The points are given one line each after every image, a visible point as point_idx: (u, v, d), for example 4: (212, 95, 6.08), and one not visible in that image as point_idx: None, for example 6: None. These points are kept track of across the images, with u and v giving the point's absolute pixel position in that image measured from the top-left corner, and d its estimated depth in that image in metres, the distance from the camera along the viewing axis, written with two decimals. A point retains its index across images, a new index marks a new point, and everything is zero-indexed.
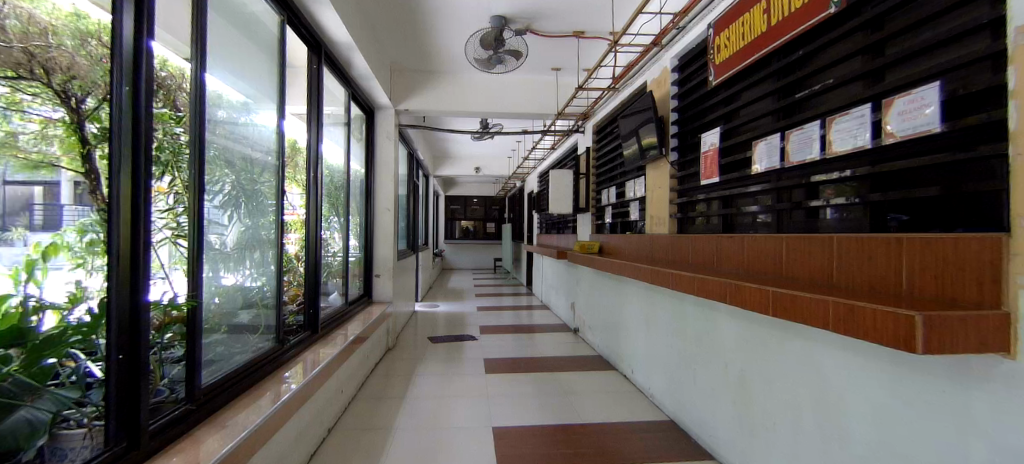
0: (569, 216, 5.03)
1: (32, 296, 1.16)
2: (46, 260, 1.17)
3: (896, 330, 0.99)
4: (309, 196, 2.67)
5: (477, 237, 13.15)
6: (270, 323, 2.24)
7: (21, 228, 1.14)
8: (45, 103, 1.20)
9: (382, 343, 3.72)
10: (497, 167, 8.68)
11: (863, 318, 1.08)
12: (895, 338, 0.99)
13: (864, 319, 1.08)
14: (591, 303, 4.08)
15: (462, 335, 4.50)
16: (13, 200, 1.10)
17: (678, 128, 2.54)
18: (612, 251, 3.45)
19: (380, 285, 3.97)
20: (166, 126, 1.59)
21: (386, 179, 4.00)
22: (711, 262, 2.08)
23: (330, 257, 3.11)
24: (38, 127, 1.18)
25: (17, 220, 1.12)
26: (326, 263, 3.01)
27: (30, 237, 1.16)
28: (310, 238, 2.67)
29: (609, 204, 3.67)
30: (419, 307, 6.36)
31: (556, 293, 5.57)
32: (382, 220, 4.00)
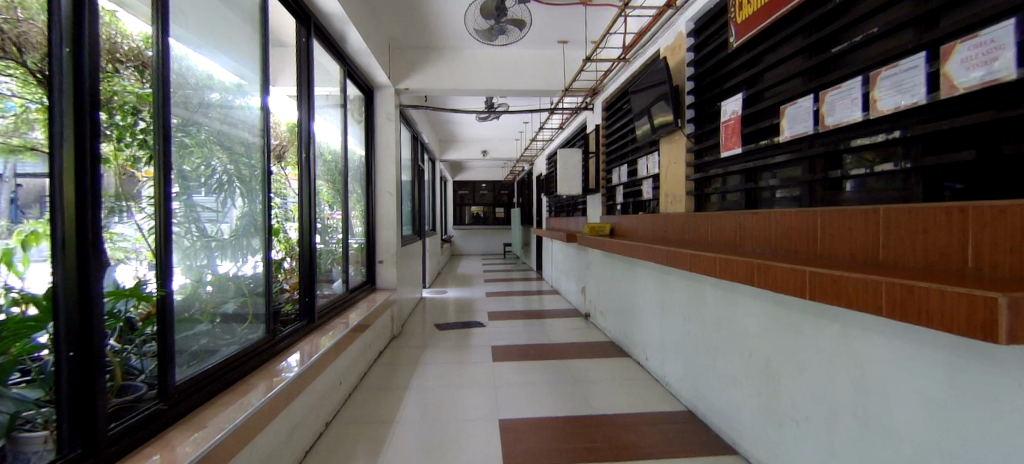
0: (579, 198, 4.82)
1: (12, 289, 1.08)
2: (25, 249, 1.07)
3: (969, 316, 0.81)
4: (303, 179, 2.52)
5: (486, 223, 13.01)
6: (261, 314, 2.13)
7: (33, 220, 1.07)
8: (24, 82, 1.06)
9: (387, 331, 3.62)
10: (505, 150, 8.45)
11: (921, 303, 0.90)
12: (968, 324, 0.82)
13: (929, 303, 0.89)
14: (604, 287, 3.91)
15: (469, 322, 4.38)
16: (23, 191, 1.05)
17: (695, 98, 2.32)
18: (626, 233, 3.26)
19: (384, 272, 3.86)
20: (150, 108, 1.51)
21: (388, 162, 3.84)
22: (733, 241, 1.88)
23: (329, 244, 2.96)
24: (17, 109, 1.05)
25: (28, 212, 1.07)
26: (324, 250, 2.88)
27: (14, 226, 1.06)
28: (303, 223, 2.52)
29: (621, 184, 3.46)
30: (428, 293, 6.26)
31: (566, 278, 5.42)
32: (385, 204, 3.85)
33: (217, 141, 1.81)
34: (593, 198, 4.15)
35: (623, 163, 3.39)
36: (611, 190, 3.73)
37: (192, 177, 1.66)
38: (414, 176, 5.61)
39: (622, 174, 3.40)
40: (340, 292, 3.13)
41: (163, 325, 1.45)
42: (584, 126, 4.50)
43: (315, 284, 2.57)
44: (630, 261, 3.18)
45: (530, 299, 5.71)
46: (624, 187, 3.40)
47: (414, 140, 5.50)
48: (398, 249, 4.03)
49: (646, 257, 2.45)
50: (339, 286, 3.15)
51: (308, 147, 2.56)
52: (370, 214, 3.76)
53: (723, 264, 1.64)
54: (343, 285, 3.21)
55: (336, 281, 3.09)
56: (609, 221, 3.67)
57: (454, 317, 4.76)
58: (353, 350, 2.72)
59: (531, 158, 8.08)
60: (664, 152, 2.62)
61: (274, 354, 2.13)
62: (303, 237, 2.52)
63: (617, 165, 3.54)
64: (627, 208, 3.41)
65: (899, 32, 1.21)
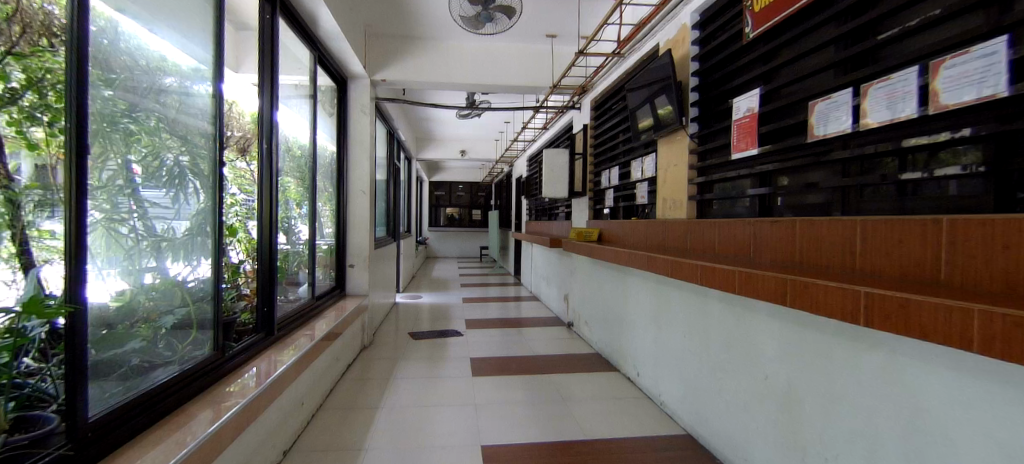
0: (562, 201, 4.66)
1: None
2: None
3: None
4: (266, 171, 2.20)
5: (462, 225, 12.72)
6: (207, 329, 1.76)
7: None
8: None
9: (357, 342, 3.32)
10: (484, 150, 8.21)
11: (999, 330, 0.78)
12: None
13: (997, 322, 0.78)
14: (589, 295, 3.72)
15: (447, 331, 4.12)
16: None
17: (698, 95, 2.19)
18: (617, 240, 3.09)
19: (353, 277, 3.54)
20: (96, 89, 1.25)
21: (362, 157, 3.54)
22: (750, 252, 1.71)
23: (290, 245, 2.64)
24: None
25: None
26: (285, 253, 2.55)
27: None
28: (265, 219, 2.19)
29: (610, 187, 3.30)
30: (400, 299, 5.93)
31: (547, 284, 5.23)
32: (356, 203, 3.53)
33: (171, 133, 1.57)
34: (579, 201, 3.97)
35: (614, 165, 3.24)
36: (600, 193, 3.55)
37: (139, 170, 1.41)
38: (388, 175, 5.29)
39: (613, 177, 3.24)
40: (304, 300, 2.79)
41: (72, 349, 1.12)
42: (570, 127, 4.34)
43: (275, 293, 2.22)
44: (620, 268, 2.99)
45: (509, 305, 5.48)
46: (615, 190, 3.23)
47: (390, 135, 5.19)
48: (371, 252, 3.72)
49: (642, 268, 2.26)
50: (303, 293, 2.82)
51: (272, 136, 2.24)
52: (341, 213, 3.44)
53: (750, 278, 1.47)
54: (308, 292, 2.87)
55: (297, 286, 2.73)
56: (597, 226, 3.49)
57: (429, 325, 4.48)
58: (318, 366, 2.41)
59: (510, 160, 7.87)
60: (663, 154, 2.46)
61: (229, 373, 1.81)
62: (262, 237, 2.18)
63: (607, 167, 3.37)
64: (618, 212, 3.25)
65: (965, 16, 1.09)
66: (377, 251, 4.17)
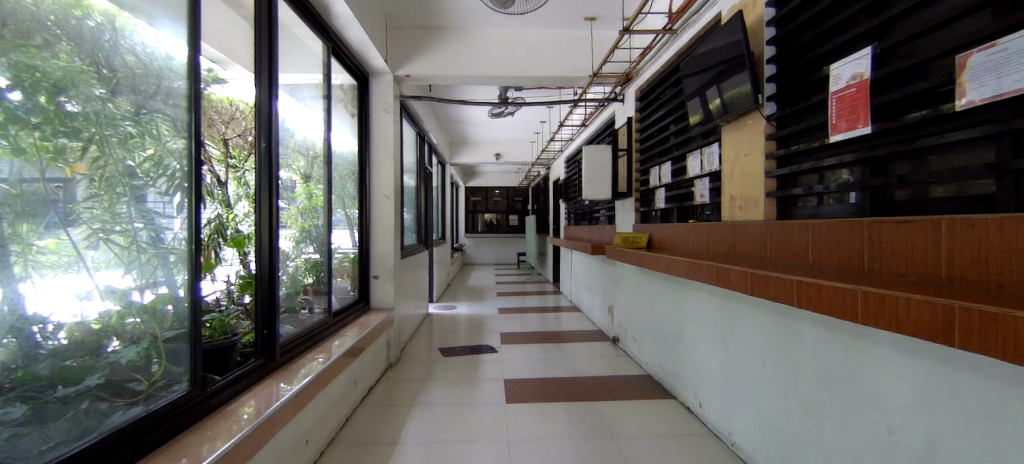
0: (603, 204, 4.26)
1: None
2: None
3: None
4: (263, 173, 1.99)
5: (499, 231, 12.49)
6: (184, 361, 1.49)
7: None
8: None
9: (382, 358, 3.09)
10: (520, 153, 7.93)
11: None
12: None
13: None
14: (638, 310, 3.26)
15: (479, 346, 3.82)
16: None
17: (775, 68, 1.75)
18: (670, 246, 2.64)
19: (378, 289, 3.32)
20: (87, 87, 1.17)
21: (386, 160, 3.33)
22: (858, 262, 1.25)
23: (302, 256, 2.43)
24: None
25: None
26: (294, 265, 2.34)
27: None
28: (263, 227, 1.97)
29: (659, 186, 2.89)
30: (434, 309, 5.71)
31: (588, 294, 4.82)
32: (380, 209, 3.32)
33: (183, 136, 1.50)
34: (622, 203, 3.56)
35: (664, 161, 2.82)
36: (648, 194, 3.14)
37: (141, 174, 1.33)
38: (419, 180, 5.11)
39: (663, 174, 2.81)
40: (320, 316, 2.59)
41: None
42: (611, 121, 3.95)
43: (276, 315, 1.98)
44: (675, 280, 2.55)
45: (547, 316, 5.11)
46: (666, 189, 2.80)
47: (420, 139, 5.01)
48: (397, 262, 3.50)
49: (702, 280, 1.85)
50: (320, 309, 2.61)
51: (271, 134, 2.04)
52: (363, 221, 3.24)
53: (860, 301, 1.04)
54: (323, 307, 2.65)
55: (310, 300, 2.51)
56: (647, 230, 3.05)
57: (462, 339, 4.20)
58: (329, 390, 2.17)
59: (547, 162, 7.53)
60: (727, 143, 2.03)
61: (225, 399, 1.63)
62: (263, 251, 1.96)
63: (657, 164, 2.96)
64: (670, 215, 2.81)
65: None
66: (405, 259, 3.96)
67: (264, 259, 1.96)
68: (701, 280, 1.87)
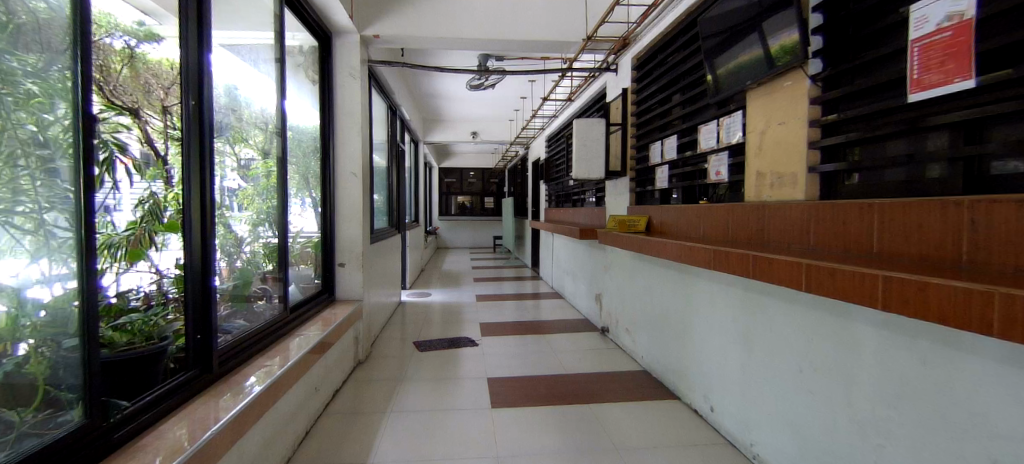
0: (592, 184, 3.96)
1: None
2: None
3: None
4: (194, 140, 1.52)
5: (474, 214, 12.09)
6: (75, 385, 1.05)
7: None
8: None
9: (349, 357, 2.72)
10: (497, 132, 7.52)
11: None
12: None
13: None
14: (633, 299, 3.03)
15: (458, 338, 3.51)
16: None
17: (824, 16, 1.45)
18: (677, 232, 2.38)
19: (343, 278, 2.92)
20: None
21: (352, 132, 2.88)
22: (953, 255, 1.01)
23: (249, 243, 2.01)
24: None
25: None
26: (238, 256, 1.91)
27: None
28: (193, 210, 1.51)
29: (661, 162, 2.61)
30: (406, 296, 5.34)
31: (573, 280, 4.56)
32: (345, 189, 2.90)
33: (89, 72, 1.06)
34: (615, 183, 3.28)
35: (668, 135, 2.54)
36: (646, 172, 2.87)
37: (18, 125, 0.93)
38: (390, 158, 4.65)
39: (666, 150, 2.54)
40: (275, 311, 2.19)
41: None
42: (602, 94, 3.62)
43: (213, 320, 1.57)
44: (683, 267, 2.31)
45: (527, 304, 4.85)
46: (669, 167, 2.53)
47: (390, 112, 4.52)
48: (366, 248, 3.11)
49: (729, 271, 1.60)
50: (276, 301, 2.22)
51: (203, 91, 1.56)
52: (326, 201, 2.81)
53: (978, 306, 0.79)
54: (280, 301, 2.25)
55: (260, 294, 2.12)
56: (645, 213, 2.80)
57: (438, 330, 3.87)
58: (284, 403, 1.80)
59: (525, 142, 7.17)
60: (755, 111, 1.77)
61: (148, 425, 1.24)
62: (194, 231, 1.52)
63: (657, 138, 2.68)
64: (673, 195, 2.55)
65: None
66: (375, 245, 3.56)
67: (195, 249, 1.52)
68: (727, 271, 1.61)
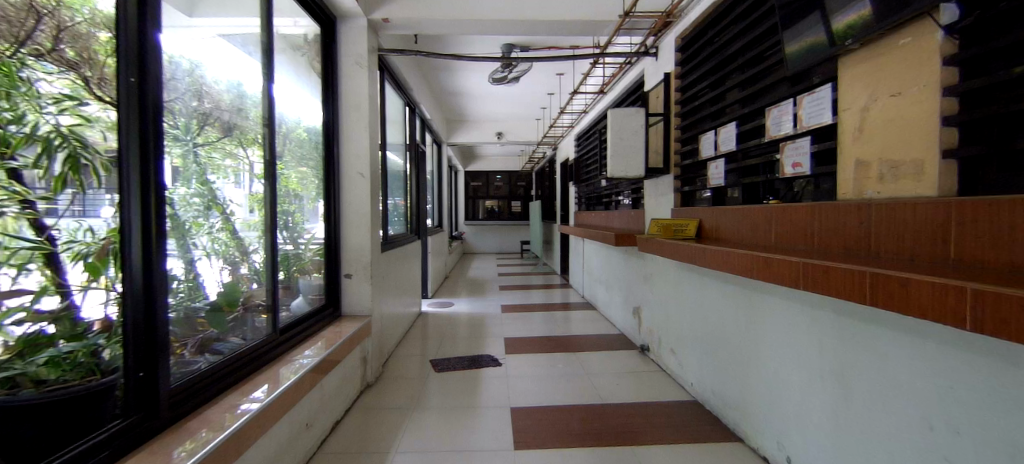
0: (627, 185, 3.57)
1: None
2: None
3: None
4: (135, 124, 1.27)
5: (501, 218, 11.82)
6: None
7: None
8: None
9: (355, 380, 2.46)
10: (524, 132, 7.21)
11: None
12: None
13: None
14: (679, 316, 2.62)
15: (478, 355, 3.20)
16: None
17: None
18: (716, 237, 2.16)
19: (349, 290, 2.66)
20: None
21: (360, 129, 2.63)
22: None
23: (252, 256, 1.94)
24: None
25: None
26: (245, 265, 1.90)
27: None
28: (135, 214, 1.26)
29: (713, 156, 2.22)
30: (428, 305, 5.09)
31: (606, 291, 4.16)
32: (351, 191, 2.65)
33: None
34: (656, 183, 2.87)
35: (726, 122, 2.12)
36: (696, 167, 2.44)
37: None
38: (410, 160, 4.43)
39: (723, 140, 2.12)
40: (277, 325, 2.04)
41: None
42: (639, 83, 3.24)
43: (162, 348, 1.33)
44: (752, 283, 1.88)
45: (556, 315, 4.49)
46: (726, 160, 2.11)
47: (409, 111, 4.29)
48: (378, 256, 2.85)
49: (767, 281, 1.47)
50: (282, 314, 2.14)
51: (148, 70, 1.31)
52: (331, 206, 2.57)
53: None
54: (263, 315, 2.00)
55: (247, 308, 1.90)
56: (691, 214, 2.43)
57: (459, 345, 3.58)
58: (260, 446, 1.51)
59: (553, 142, 6.83)
60: (851, 82, 1.35)
61: None
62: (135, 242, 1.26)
63: (712, 127, 2.25)
64: (731, 195, 2.13)
65: None
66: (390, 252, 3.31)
67: (136, 265, 1.27)
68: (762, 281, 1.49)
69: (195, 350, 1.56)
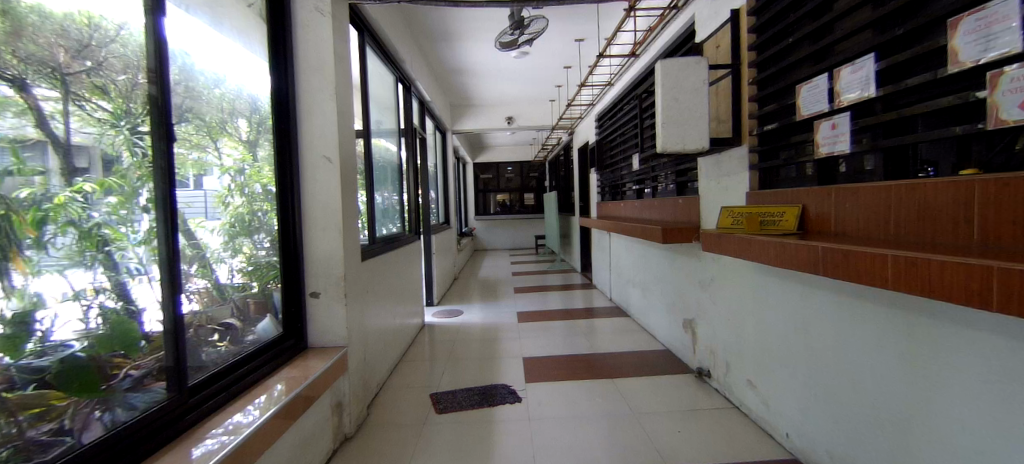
0: (672, 168, 2.86)
1: None
2: None
3: None
4: None
5: (513, 212, 11.17)
6: None
7: None
8: None
9: (326, 434, 1.85)
10: (536, 116, 6.52)
11: None
12: None
13: None
14: (760, 339, 1.93)
15: (492, 386, 2.57)
16: None
17: None
18: (831, 229, 1.42)
19: (318, 314, 2.05)
20: None
21: (323, 102, 2.01)
22: None
23: (215, 268, 1.57)
24: None
25: None
26: (205, 280, 1.52)
27: None
28: None
29: (824, 112, 1.45)
30: (434, 314, 4.48)
31: (644, 297, 3.47)
32: (315, 182, 2.03)
33: None
34: (721, 159, 2.17)
35: (851, 59, 1.33)
36: (789, 132, 1.72)
37: None
38: (406, 148, 3.81)
39: (848, 86, 1.33)
40: (241, 357, 1.64)
41: None
42: (689, 33, 2.53)
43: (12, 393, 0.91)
44: (919, 302, 1.19)
45: (581, 325, 3.82)
46: (853, 114, 1.33)
47: (400, 85, 3.63)
48: (357, 266, 2.23)
49: (862, 282, 1.09)
50: (247, 337, 1.74)
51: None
52: (289, 203, 1.98)
53: None
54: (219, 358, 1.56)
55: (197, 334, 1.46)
56: (783, 195, 1.68)
57: (468, 369, 2.95)
58: None
59: (569, 127, 6.13)
60: None
61: None
62: None
63: (822, 71, 1.48)
64: (856, 169, 1.39)
65: None
66: (378, 259, 2.69)
67: None
68: (870, 283, 1.06)
69: (91, 412, 1.08)
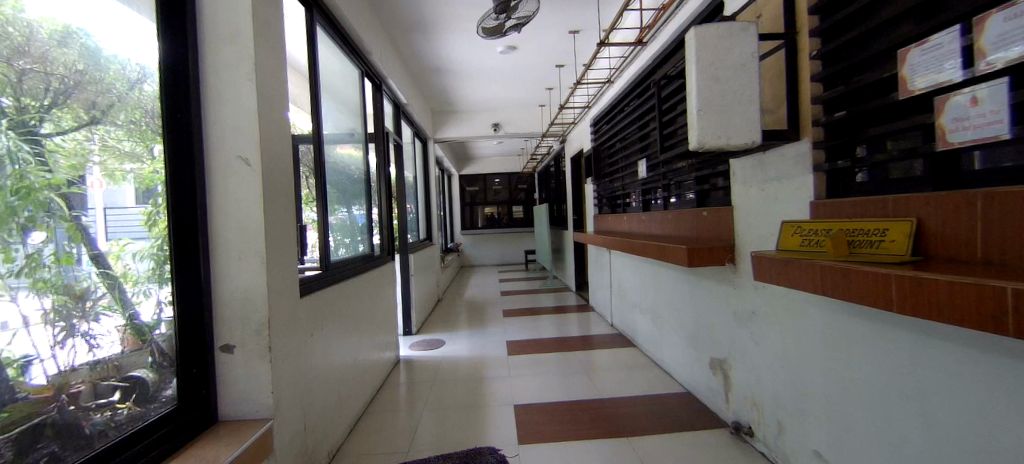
0: (691, 171, 2.40)
1: None
2: None
3: None
4: None
5: (502, 226, 10.66)
6: None
7: None
8: None
9: None
10: (525, 123, 6.08)
11: None
12: None
13: None
14: (841, 399, 1.43)
15: (477, 450, 2.03)
16: None
17: None
18: (985, 253, 0.99)
19: (233, 376, 1.53)
20: None
21: (236, 82, 1.50)
22: None
23: (135, 304, 1.30)
24: None
25: None
26: (121, 318, 1.25)
27: None
28: None
29: (955, 81, 1.03)
30: (412, 345, 3.92)
31: (656, 325, 2.98)
32: (226, 191, 1.52)
33: None
34: (770, 159, 1.70)
35: None
36: (880, 120, 1.30)
37: None
38: (376, 154, 3.29)
39: (1002, 39, 0.93)
40: (146, 421, 1.27)
41: None
42: (715, 7, 2.10)
43: None
44: None
45: (582, 357, 3.31)
46: (1012, 82, 0.93)
47: (364, 77, 3.09)
48: (289, 304, 1.71)
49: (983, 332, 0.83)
50: (164, 392, 1.36)
51: None
52: (192, 221, 1.47)
53: None
54: (109, 429, 1.18)
55: (84, 398, 1.13)
56: (882, 203, 1.24)
57: (451, 420, 2.42)
58: None
59: (560, 133, 5.69)
60: None
61: None
62: None
63: (946, 24, 1.06)
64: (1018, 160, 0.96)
65: None
66: (324, 292, 2.13)
67: None
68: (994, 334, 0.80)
69: None
